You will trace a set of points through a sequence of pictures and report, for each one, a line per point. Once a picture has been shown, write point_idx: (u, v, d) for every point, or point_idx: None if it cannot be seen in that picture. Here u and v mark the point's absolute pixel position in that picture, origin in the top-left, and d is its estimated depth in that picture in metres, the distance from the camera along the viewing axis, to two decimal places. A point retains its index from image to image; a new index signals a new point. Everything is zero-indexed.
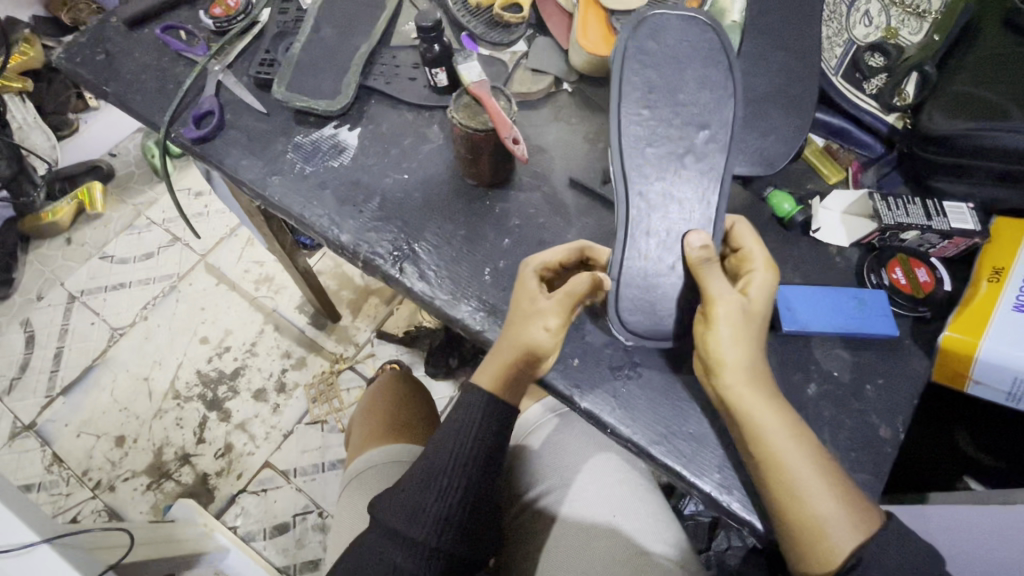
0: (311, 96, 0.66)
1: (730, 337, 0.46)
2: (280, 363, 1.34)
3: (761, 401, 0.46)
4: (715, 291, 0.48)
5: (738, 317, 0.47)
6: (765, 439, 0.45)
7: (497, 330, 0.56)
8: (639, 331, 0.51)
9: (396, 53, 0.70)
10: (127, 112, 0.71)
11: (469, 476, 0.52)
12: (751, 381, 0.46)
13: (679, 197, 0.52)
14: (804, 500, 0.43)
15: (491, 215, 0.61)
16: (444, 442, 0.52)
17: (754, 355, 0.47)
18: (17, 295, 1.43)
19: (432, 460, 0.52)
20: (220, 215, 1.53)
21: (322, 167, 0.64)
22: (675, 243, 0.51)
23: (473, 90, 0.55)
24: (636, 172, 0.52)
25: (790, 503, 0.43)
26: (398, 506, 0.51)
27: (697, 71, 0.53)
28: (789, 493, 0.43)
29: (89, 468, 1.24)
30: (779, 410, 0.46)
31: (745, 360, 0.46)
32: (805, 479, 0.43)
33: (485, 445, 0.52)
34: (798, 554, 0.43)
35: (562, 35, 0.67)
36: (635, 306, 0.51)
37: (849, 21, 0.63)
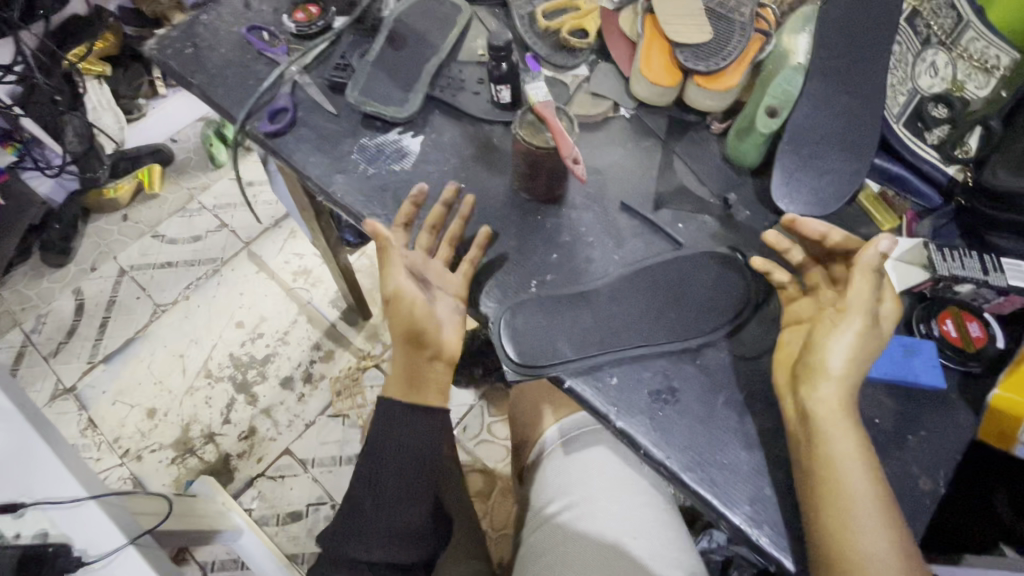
0: (382, 103, 0.69)
1: (844, 352, 0.48)
2: (308, 353, 1.38)
3: (848, 425, 0.46)
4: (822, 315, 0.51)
5: (865, 334, 0.48)
6: (836, 463, 0.45)
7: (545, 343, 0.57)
8: (524, 353, 0.55)
9: (463, 68, 0.73)
10: (208, 102, 0.75)
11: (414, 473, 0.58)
12: (853, 397, 0.47)
13: (624, 334, 0.55)
14: (847, 529, 0.43)
15: (542, 230, 0.62)
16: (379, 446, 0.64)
17: (861, 377, 0.48)
18: (73, 264, 1.51)
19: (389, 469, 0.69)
20: (267, 205, 1.59)
21: (385, 170, 0.67)
22: (593, 349, 0.54)
23: (538, 110, 0.59)
24: (597, 288, 0.57)
25: (841, 537, 0.43)
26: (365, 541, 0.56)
27: (705, 283, 0.57)
28: (841, 517, 0.44)
29: (120, 436, 1.29)
30: (860, 439, 0.46)
31: (853, 379, 0.48)
32: (857, 507, 0.44)
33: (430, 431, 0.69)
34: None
35: (624, 63, 0.69)
36: (531, 345, 0.55)
37: (914, 70, 0.63)
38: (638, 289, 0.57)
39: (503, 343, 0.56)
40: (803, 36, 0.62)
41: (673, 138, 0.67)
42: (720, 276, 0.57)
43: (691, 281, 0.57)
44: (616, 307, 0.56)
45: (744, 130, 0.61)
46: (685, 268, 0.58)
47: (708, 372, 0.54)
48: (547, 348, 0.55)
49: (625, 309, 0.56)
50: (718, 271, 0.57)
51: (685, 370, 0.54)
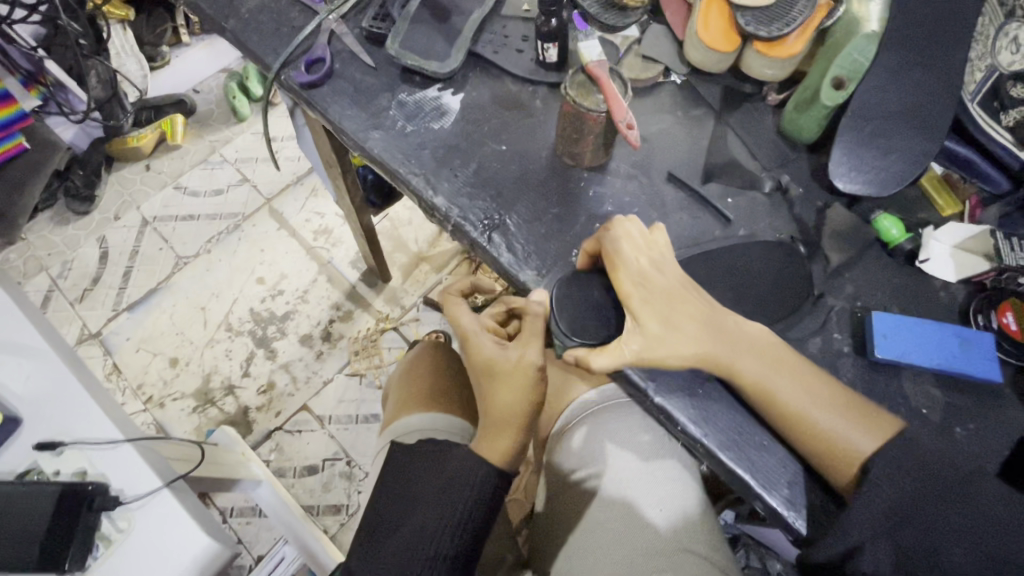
0: (422, 57, 0.66)
1: (681, 323, 0.49)
2: (328, 313, 1.39)
3: (730, 351, 0.49)
4: (627, 287, 0.50)
5: (679, 291, 0.50)
6: (796, 412, 0.48)
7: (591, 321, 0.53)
8: (576, 328, 0.52)
9: (507, 23, 0.69)
10: (241, 50, 0.73)
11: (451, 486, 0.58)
12: (727, 347, 0.49)
13: None
14: (842, 450, 0.47)
15: (584, 198, 0.60)
16: (431, 478, 0.59)
17: (706, 326, 0.50)
18: (97, 212, 1.52)
19: (383, 530, 0.58)
20: (290, 162, 1.57)
21: (423, 128, 0.65)
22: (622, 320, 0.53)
23: (592, 70, 0.56)
24: None
25: (836, 456, 0.47)
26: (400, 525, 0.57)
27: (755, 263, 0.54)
28: (821, 437, 0.47)
29: (143, 382, 1.32)
30: (746, 348, 0.50)
31: (704, 332, 0.49)
32: (817, 417, 0.47)
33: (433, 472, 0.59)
34: (834, 476, 0.47)
35: (678, 25, 0.65)
36: (579, 319, 0.52)
37: (996, 45, 0.57)
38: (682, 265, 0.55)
39: (555, 317, 0.52)
40: (875, 4, 0.57)
41: (726, 109, 0.64)
42: (769, 264, 0.54)
43: (740, 263, 0.55)
44: None
45: (805, 102, 0.58)
46: (733, 254, 0.55)
47: None
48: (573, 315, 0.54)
49: None
50: (767, 255, 0.55)
51: None
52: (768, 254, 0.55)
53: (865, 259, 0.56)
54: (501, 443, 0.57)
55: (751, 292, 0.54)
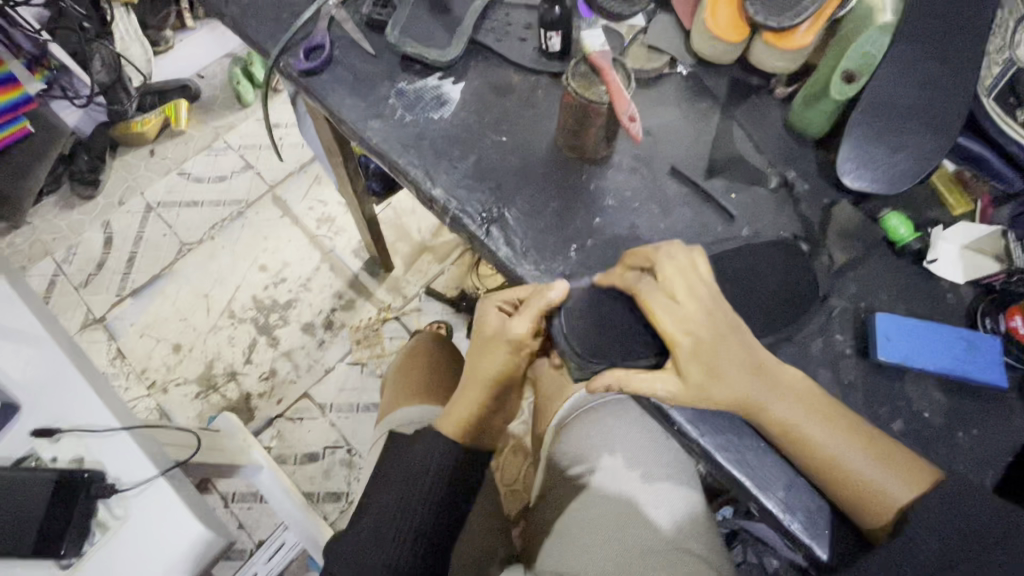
0: (423, 45, 0.65)
1: (722, 367, 0.47)
2: (330, 301, 1.38)
3: (766, 394, 0.47)
4: (668, 329, 0.47)
5: (722, 333, 0.47)
6: (833, 462, 0.45)
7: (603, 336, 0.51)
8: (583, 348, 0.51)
9: (510, 11, 0.68)
10: (240, 35, 0.72)
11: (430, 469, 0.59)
12: (769, 393, 0.47)
13: None
14: (878, 499, 0.44)
15: (585, 191, 0.59)
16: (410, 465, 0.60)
17: (750, 373, 0.47)
18: (101, 197, 1.52)
19: (366, 544, 0.56)
20: (293, 149, 1.56)
21: (423, 118, 0.64)
22: None
23: (594, 60, 0.55)
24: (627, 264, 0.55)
25: (870, 504, 0.45)
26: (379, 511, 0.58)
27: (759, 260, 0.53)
28: (858, 488, 0.44)
29: (147, 367, 1.33)
30: (785, 393, 0.47)
31: (748, 380, 0.47)
32: (857, 468, 0.45)
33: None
34: (866, 521, 0.45)
35: (686, 15, 0.64)
36: (583, 334, 0.51)
37: (1016, 36, 0.55)
38: None
39: (564, 333, 0.52)
40: None
41: (733, 102, 0.63)
42: (770, 262, 0.53)
43: (748, 262, 0.53)
44: None
45: (815, 95, 0.57)
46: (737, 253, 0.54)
47: None
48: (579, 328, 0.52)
49: None
50: (771, 253, 0.54)
51: None
52: (770, 252, 0.54)
53: (872, 258, 0.55)
54: (466, 400, 0.61)
55: (755, 290, 0.52)
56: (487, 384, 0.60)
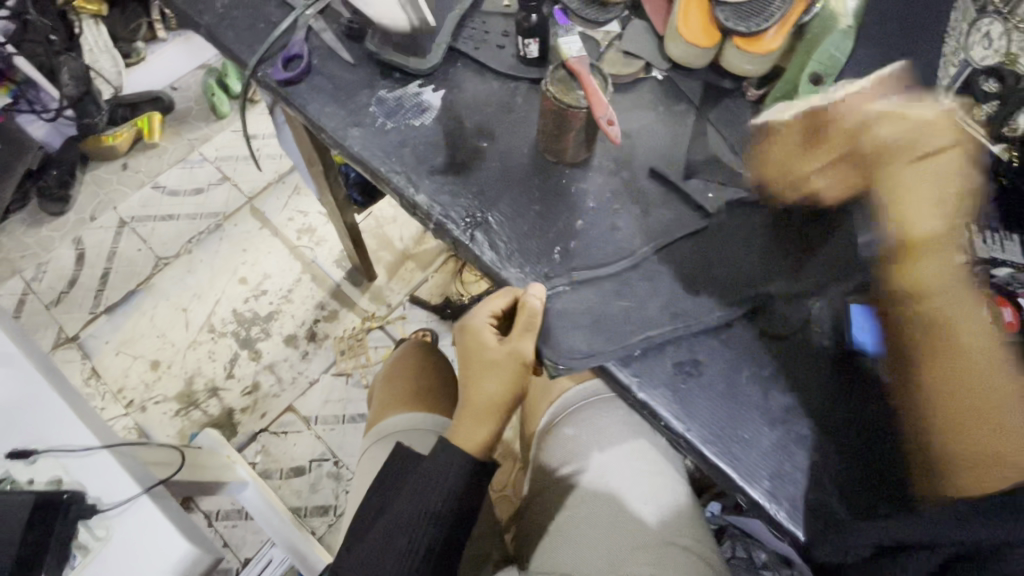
0: (402, 53, 0.66)
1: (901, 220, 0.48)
2: (312, 312, 1.37)
3: (942, 298, 0.46)
4: (899, 171, 0.49)
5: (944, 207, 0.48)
6: (986, 398, 0.42)
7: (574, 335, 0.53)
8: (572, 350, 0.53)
9: (488, 19, 0.69)
10: (217, 46, 0.71)
11: (434, 478, 0.56)
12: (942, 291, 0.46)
13: (647, 314, 0.54)
14: (1000, 459, 0.41)
15: (567, 194, 0.60)
16: (415, 473, 0.57)
17: (953, 262, 0.47)
18: (72, 213, 1.49)
19: (374, 551, 0.55)
20: (271, 160, 1.55)
21: (403, 125, 0.64)
22: (612, 335, 0.53)
23: (571, 65, 0.56)
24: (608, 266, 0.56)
25: (985, 460, 0.41)
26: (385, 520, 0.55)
27: (723, 248, 0.57)
28: (987, 432, 0.42)
29: (124, 386, 1.30)
30: (961, 306, 0.46)
31: (939, 264, 0.47)
32: (1004, 411, 0.42)
33: (425, 531, 0.55)
34: (960, 468, 0.43)
35: (660, 21, 0.66)
36: (570, 322, 0.54)
37: (967, 41, 0.58)
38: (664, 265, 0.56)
39: (556, 327, 0.54)
40: None
41: (707, 105, 0.64)
42: (732, 255, 0.57)
43: (714, 254, 0.57)
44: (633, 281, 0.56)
45: (785, 98, 0.60)
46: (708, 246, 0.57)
47: (735, 348, 0.53)
48: (557, 329, 0.53)
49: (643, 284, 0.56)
50: (736, 245, 0.57)
51: (710, 342, 0.53)
52: (732, 241, 0.57)
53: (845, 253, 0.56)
54: (473, 432, 0.57)
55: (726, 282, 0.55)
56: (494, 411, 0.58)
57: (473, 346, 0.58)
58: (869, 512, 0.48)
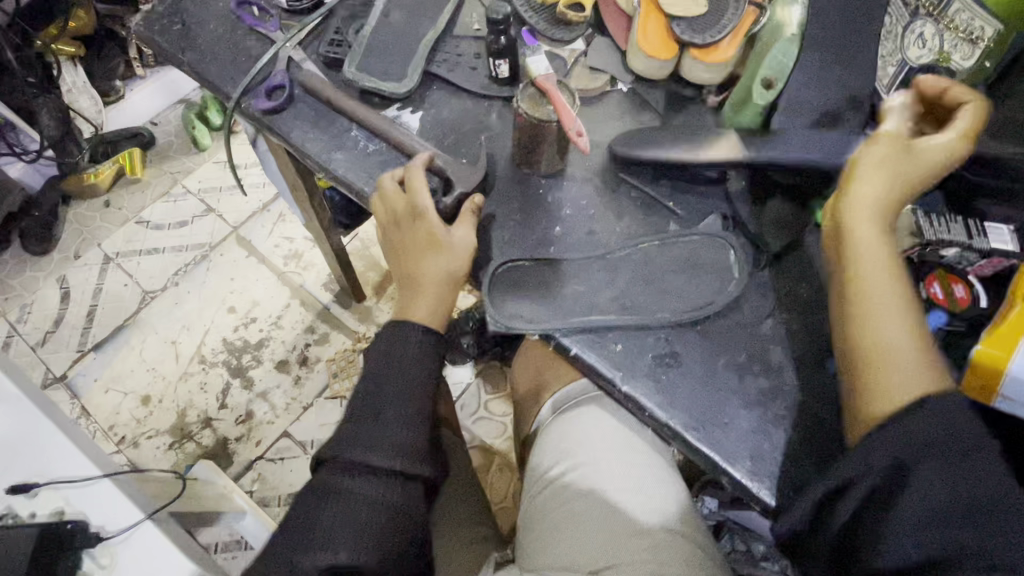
0: (378, 78, 0.69)
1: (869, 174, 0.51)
2: (304, 337, 1.38)
3: (873, 237, 0.49)
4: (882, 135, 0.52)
5: (895, 158, 0.51)
6: (874, 327, 0.47)
7: (528, 307, 0.57)
8: (516, 316, 0.56)
9: (459, 42, 0.73)
10: (200, 81, 0.74)
11: (405, 374, 0.59)
12: (876, 231, 0.50)
13: (626, 313, 0.56)
14: (883, 378, 0.46)
15: (544, 203, 0.63)
16: (384, 370, 0.59)
17: (887, 201, 0.50)
18: (55, 252, 1.49)
19: (360, 447, 0.55)
20: (255, 189, 1.57)
21: (385, 145, 0.67)
22: (596, 339, 0.56)
23: (541, 84, 0.60)
24: (585, 269, 0.59)
25: (870, 376, 0.47)
26: (359, 433, 0.56)
27: (696, 246, 0.59)
28: (871, 358, 0.47)
29: (115, 423, 1.29)
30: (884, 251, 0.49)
31: (879, 195, 0.50)
32: (894, 344, 0.46)
33: (396, 428, 0.56)
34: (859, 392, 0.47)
35: (621, 37, 0.70)
36: (517, 298, 0.57)
37: (904, 42, 0.64)
38: (641, 265, 0.59)
39: (497, 297, 0.58)
40: (796, 8, 0.62)
41: (671, 112, 0.68)
42: (700, 254, 0.59)
43: (689, 253, 0.59)
44: (611, 282, 0.58)
45: (741, 102, 0.63)
46: (685, 247, 0.59)
47: (711, 338, 0.56)
48: (509, 300, 0.57)
49: (621, 286, 0.57)
50: (708, 245, 0.59)
51: (688, 333, 0.56)
52: (705, 243, 0.59)
53: (810, 242, 0.60)
54: (423, 305, 0.60)
55: (701, 277, 0.58)
56: (443, 284, 0.60)
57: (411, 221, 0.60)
58: None
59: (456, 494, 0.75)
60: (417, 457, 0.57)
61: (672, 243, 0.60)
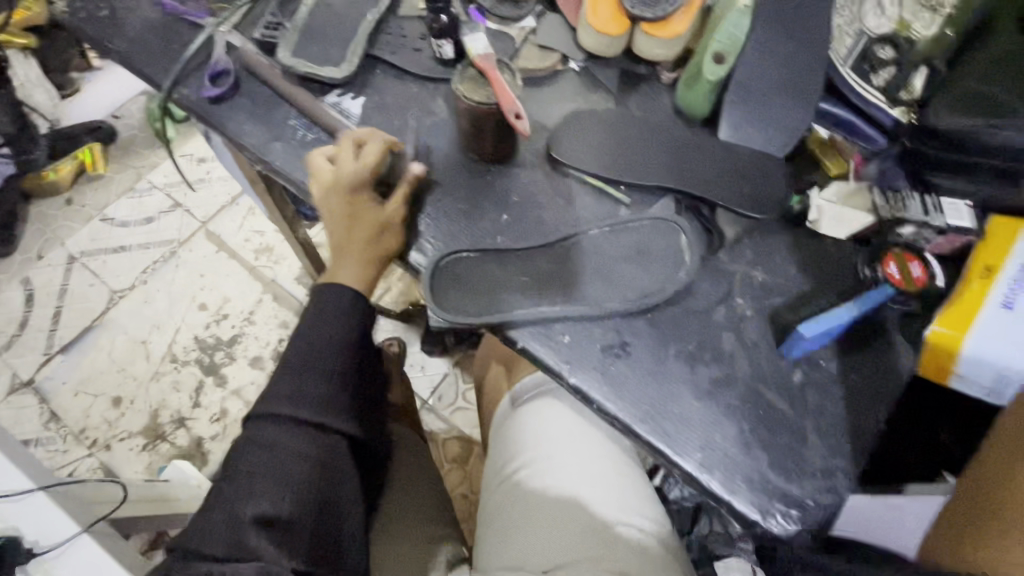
0: (316, 63, 0.65)
1: None
2: (277, 333, 1.35)
3: None
4: None
5: None
6: None
7: (468, 302, 0.54)
8: (455, 312, 0.54)
9: (404, 23, 0.69)
10: (132, 70, 0.70)
11: (328, 335, 0.58)
12: None
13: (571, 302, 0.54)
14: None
15: (491, 191, 0.60)
16: (307, 332, 0.58)
17: None
18: (18, 253, 1.44)
19: (279, 406, 0.56)
20: (222, 181, 1.52)
21: (325, 135, 0.64)
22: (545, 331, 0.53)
23: (479, 63, 0.57)
24: (531, 257, 0.56)
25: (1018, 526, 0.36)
26: (279, 392, 0.56)
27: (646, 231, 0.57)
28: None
29: (85, 427, 1.26)
30: None
31: None
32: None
33: (317, 386, 0.57)
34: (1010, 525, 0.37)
35: (572, 14, 0.67)
36: (457, 293, 0.55)
37: (862, 10, 0.63)
38: (591, 252, 0.56)
39: (434, 290, 0.55)
40: None
41: (624, 92, 0.65)
42: (650, 239, 0.56)
43: (641, 239, 0.57)
44: (558, 270, 0.56)
45: (693, 79, 0.60)
46: (636, 232, 0.57)
47: (663, 327, 0.54)
48: (449, 295, 0.55)
49: (568, 275, 0.55)
50: (662, 230, 0.57)
51: (639, 323, 0.54)
52: (658, 228, 0.57)
53: (767, 224, 0.58)
54: (350, 268, 0.60)
55: (653, 263, 0.55)
56: (371, 251, 0.59)
57: (346, 181, 0.58)
58: (795, 473, 0.49)
59: (413, 490, 0.73)
60: (336, 407, 0.57)
61: (624, 229, 0.57)
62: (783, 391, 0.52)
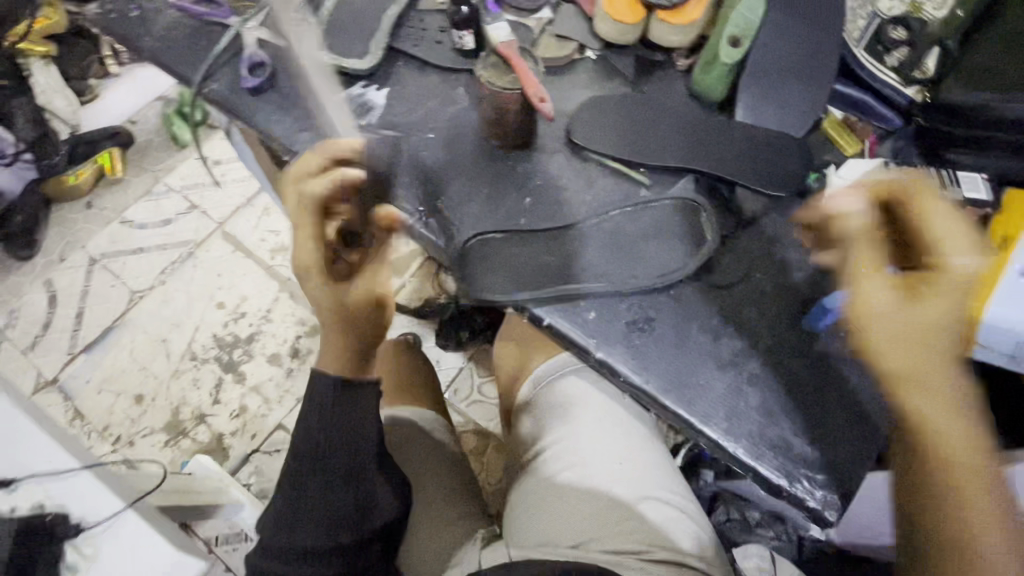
0: (341, 56, 0.68)
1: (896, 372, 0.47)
2: (294, 330, 1.37)
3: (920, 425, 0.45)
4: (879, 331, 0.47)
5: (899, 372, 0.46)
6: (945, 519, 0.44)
7: (498, 282, 0.56)
8: (487, 288, 0.56)
9: (424, 17, 0.71)
10: (162, 68, 0.73)
11: (341, 434, 0.55)
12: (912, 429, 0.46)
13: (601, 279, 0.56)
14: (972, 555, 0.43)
15: (514, 175, 0.62)
16: (317, 430, 0.56)
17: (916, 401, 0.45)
18: (40, 256, 1.47)
19: (300, 521, 0.54)
20: (237, 183, 1.55)
21: (351, 124, 0.66)
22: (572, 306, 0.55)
23: (501, 50, 0.61)
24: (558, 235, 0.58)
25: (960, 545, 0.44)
26: (297, 504, 0.55)
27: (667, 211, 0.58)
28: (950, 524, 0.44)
29: (109, 424, 1.29)
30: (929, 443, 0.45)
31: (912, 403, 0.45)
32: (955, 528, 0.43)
33: (337, 496, 0.55)
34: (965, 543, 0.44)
35: (587, 3, 0.68)
36: (488, 272, 0.57)
37: None
38: (615, 231, 0.58)
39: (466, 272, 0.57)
40: None
41: (641, 78, 0.67)
42: (675, 220, 0.58)
43: (663, 219, 0.58)
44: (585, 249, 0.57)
45: (709, 63, 0.62)
46: (660, 213, 0.58)
47: (685, 302, 0.55)
48: (480, 275, 0.57)
49: (596, 251, 0.57)
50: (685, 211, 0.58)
51: (662, 298, 0.55)
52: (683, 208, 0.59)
53: (785, 202, 0.59)
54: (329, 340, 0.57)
55: (676, 241, 0.57)
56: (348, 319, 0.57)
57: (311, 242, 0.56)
58: (820, 437, 0.50)
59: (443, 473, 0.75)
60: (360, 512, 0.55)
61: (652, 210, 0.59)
62: (804, 361, 0.53)
